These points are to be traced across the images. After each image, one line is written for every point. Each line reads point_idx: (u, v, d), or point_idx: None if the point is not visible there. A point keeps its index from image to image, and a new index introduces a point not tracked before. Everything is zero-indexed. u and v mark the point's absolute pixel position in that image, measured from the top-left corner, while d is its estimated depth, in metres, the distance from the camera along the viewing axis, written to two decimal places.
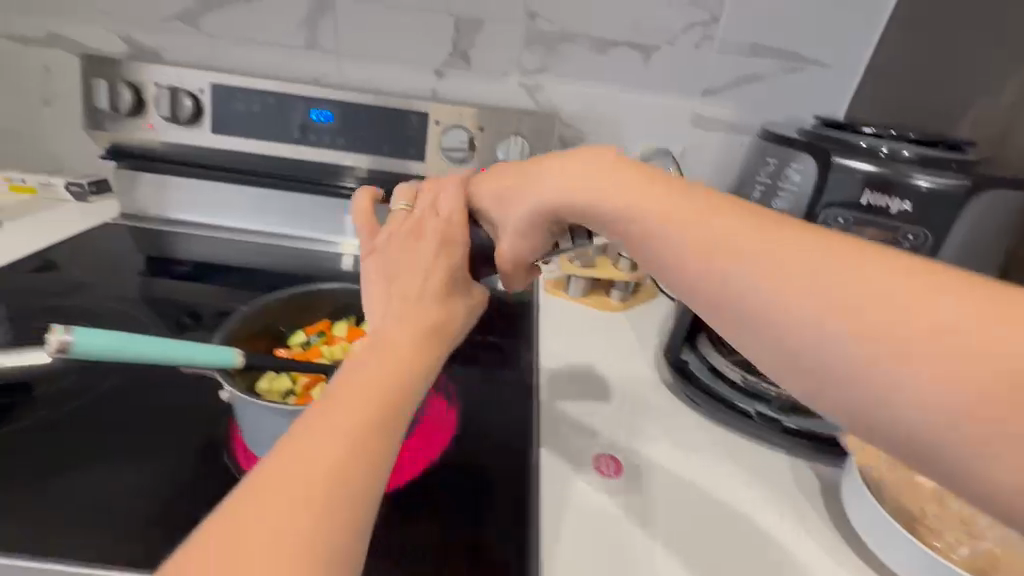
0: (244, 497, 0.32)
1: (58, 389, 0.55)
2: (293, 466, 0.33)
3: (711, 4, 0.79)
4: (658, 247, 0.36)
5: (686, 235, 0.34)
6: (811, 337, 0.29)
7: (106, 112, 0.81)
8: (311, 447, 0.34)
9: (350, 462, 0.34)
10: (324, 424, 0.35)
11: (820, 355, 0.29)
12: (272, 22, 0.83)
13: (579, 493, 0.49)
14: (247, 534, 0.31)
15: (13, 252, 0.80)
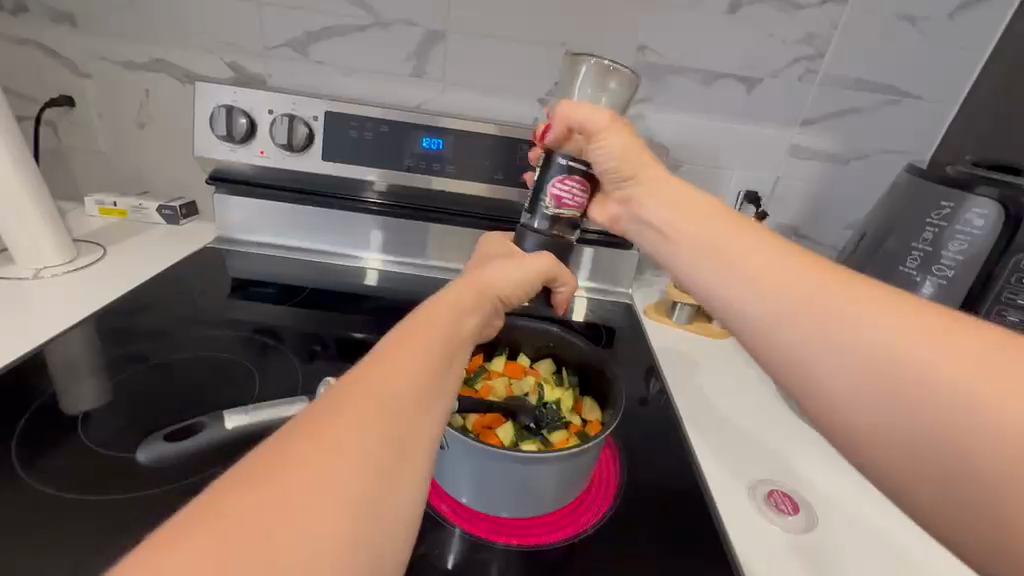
0: (285, 447, 0.29)
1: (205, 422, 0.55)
2: (352, 418, 0.31)
3: (819, 41, 0.81)
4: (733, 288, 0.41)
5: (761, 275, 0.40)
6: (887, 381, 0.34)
7: (220, 138, 0.82)
8: (369, 400, 0.32)
9: (408, 420, 0.32)
10: (380, 375, 0.33)
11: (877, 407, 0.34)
12: (382, 51, 0.84)
13: (768, 530, 0.51)
14: (301, 482, 0.28)
15: (126, 279, 0.80)
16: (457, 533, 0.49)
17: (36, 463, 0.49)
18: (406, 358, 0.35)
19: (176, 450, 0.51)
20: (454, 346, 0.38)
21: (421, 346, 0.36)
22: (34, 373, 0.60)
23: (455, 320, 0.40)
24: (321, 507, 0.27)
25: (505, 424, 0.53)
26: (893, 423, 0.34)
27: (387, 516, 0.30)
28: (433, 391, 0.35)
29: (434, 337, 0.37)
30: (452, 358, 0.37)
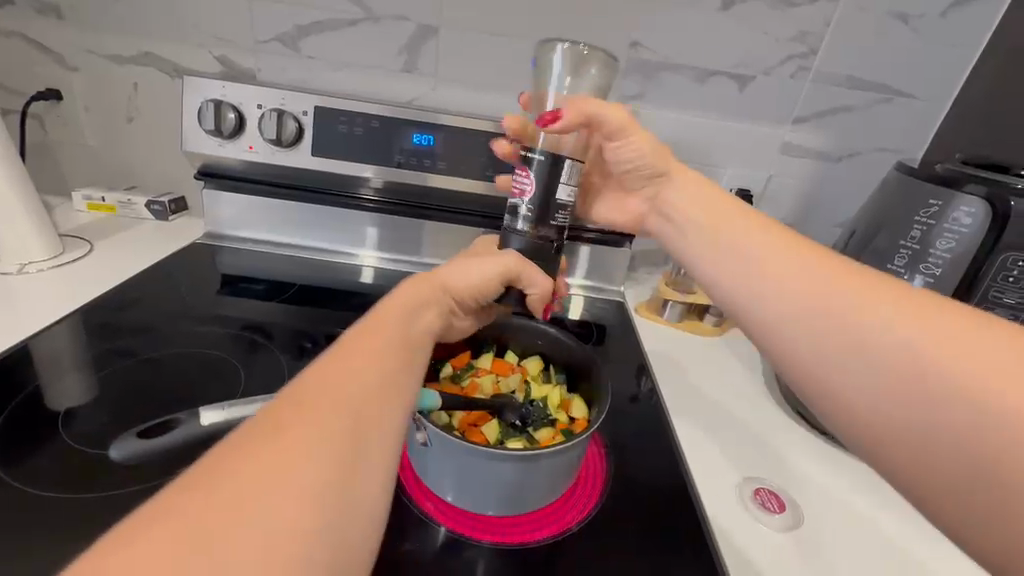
0: (237, 447, 0.29)
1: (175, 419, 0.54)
2: (306, 412, 0.31)
3: (811, 38, 0.81)
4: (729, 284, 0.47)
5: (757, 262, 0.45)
6: (877, 358, 0.38)
7: (208, 133, 0.81)
8: (323, 396, 0.32)
9: (364, 412, 0.33)
10: (331, 373, 0.34)
11: (835, 386, 0.40)
12: (373, 46, 0.83)
13: (753, 528, 0.51)
14: (254, 478, 0.27)
15: (112, 274, 0.79)
16: (442, 531, 0.49)
17: (17, 460, 0.49)
18: (359, 356, 0.35)
19: (151, 446, 0.49)
20: (409, 344, 0.39)
21: (374, 345, 0.37)
22: (20, 367, 0.60)
23: (407, 320, 0.41)
24: (273, 499, 0.27)
25: (491, 422, 0.53)
26: (886, 403, 0.37)
27: (346, 505, 0.29)
28: (389, 385, 0.35)
29: (387, 336, 0.38)
30: (408, 356, 0.38)
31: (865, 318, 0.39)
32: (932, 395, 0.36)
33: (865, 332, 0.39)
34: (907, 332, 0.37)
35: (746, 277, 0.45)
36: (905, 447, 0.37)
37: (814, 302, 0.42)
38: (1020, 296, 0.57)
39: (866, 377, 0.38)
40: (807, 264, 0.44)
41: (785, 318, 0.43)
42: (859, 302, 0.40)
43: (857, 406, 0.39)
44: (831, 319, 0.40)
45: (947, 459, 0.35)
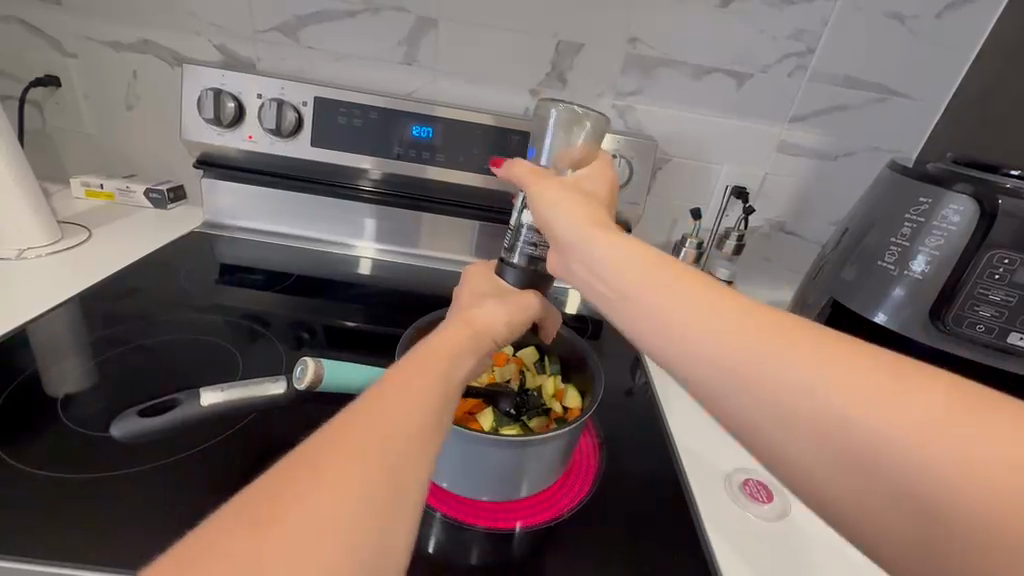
0: (290, 480, 0.30)
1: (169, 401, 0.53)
2: (353, 458, 0.31)
3: (808, 37, 0.82)
4: (656, 331, 0.38)
5: (674, 310, 0.37)
6: (851, 433, 0.30)
7: (207, 122, 0.81)
8: (371, 442, 0.32)
9: (405, 466, 0.32)
10: (379, 417, 0.33)
11: (811, 463, 0.31)
12: (373, 38, 0.84)
13: (741, 515, 0.52)
14: (300, 522, 0.28)
15: (110, 261, 0.80)
16: (438, 517, 0.50)
17: (15, 444, 0.49)
18: (403, 401, 0.35)
19: (144, 427, 0.50)
20: (449, 390, 0.38)
21: (417, 392, 0.36)
22: (18, 352, 0.60)
23: (448, 362, 0.40)
24: (315, 546, 0.28)
25: (485, 410, 0.54)
26: (843, 476, 0.30)
27: (382, 559, 0.30)
28: (429, 435, 0.35)
29: (430, 380, 0.37)
30: (447, 404, 0.37)
31: (788, 372, 0.32)
32: (884, 458, 0.29)
33: (790, 387, 0.32)
34: (841, 390, 0.31)
35: (655, 320, 0.38)
36: (863, 515, 0.30)
37: (734, 356, 0.34)
38: (1006, 293, 0.58)
39: (800, 441, 0.31)
40: (727, 311, 0.36)
41: (707, 374, 0.35)
42: (784, 357, 0.33)
43: (801, 468, 0.32)
44: (760, 378, 0.33)
45: (899, 521, 0.29)
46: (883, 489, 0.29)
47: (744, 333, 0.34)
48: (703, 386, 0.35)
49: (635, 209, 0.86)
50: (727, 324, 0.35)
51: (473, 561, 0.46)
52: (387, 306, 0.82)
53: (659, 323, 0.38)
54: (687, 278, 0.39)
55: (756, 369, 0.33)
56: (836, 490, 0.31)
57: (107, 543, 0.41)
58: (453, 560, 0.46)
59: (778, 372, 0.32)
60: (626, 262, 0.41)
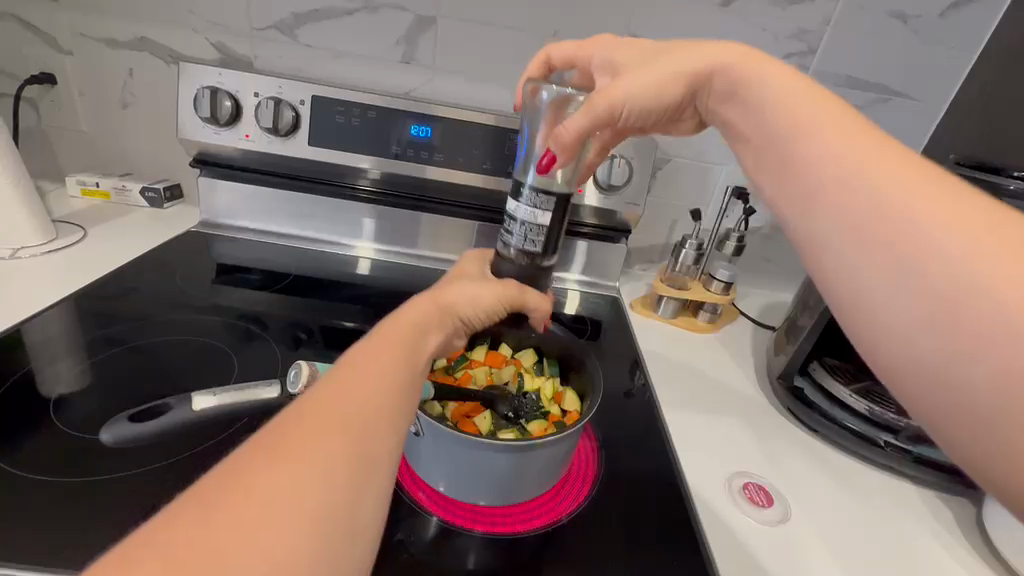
0: (248, 463, 0.30)
1: (161, 405, 0.52)
2: (314, 432, 0.31)
3: (810, 36, 0.81)
4: (802, 168, 0.36)
5: (823, 150, 0.35)
6: (963, 286, 0.29)
7: (204, 121, 0.81)
8: (332, 416, 0.32)
9: (369, 437, 0.33)
10: (341, 391, 0.34)
11: (909, 319, 0.31)
12: (372, 36, 0.83)
13: (745, 516, 0.52)
14: (262, 496, 0.28)
15: (105, 261, 0.79)
16: (434, 521, 0.49)
17: (8, 447, 0.48)
18: (366, 375, 0.36)
19: (137, 432, 0.49)
20: (415, 366, 0.39)
21: (381, 366, 0.37)
22: (11, 353, 0.59)
23: (415, 338, 0.41)
24: (278, 517, 0.28)
25: (483, 413, 0.54)
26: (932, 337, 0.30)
27: (350, 525, 0.30)
28: (394, 407, 0.36)
29: (395, 355, 0.38)
30: (412, 380, 0.38)
31: (935, 226, 0.30)
32: (985, 333, 0.28)
33: (918, 241, 0.31)
34: (982, 246, 0.29)
35: (798, 161, 0.36)
36: (938, 386, 0.30)
37: (876, 203, 0.32)
38: None
39: (907, 296, 0.31)
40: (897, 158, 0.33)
41: (832, 217, 0.34)
42: (937, 213, 0.31)
43: (892, 322, 0.32)
44: (893, 228, 0.31)
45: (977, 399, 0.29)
46: (970, 366, 0.29)
47: (911, 183, 0.32)
48: (821, 231, 0.35)
49: (635, 208, 0.86)
50: (888, 172, 0.33)
51: (472, 565, 0.46)
52: (385, 307, 0.81)
53: (803, 164, 0.36)
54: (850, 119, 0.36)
55: (892, 214, 0.32)
56: (922, 354, 0.30)
57: (101, 547, 0.41)
58: (451, 564, 0.45)
59: (917, 222, 0.31)
60: (796, 112, 0.37)
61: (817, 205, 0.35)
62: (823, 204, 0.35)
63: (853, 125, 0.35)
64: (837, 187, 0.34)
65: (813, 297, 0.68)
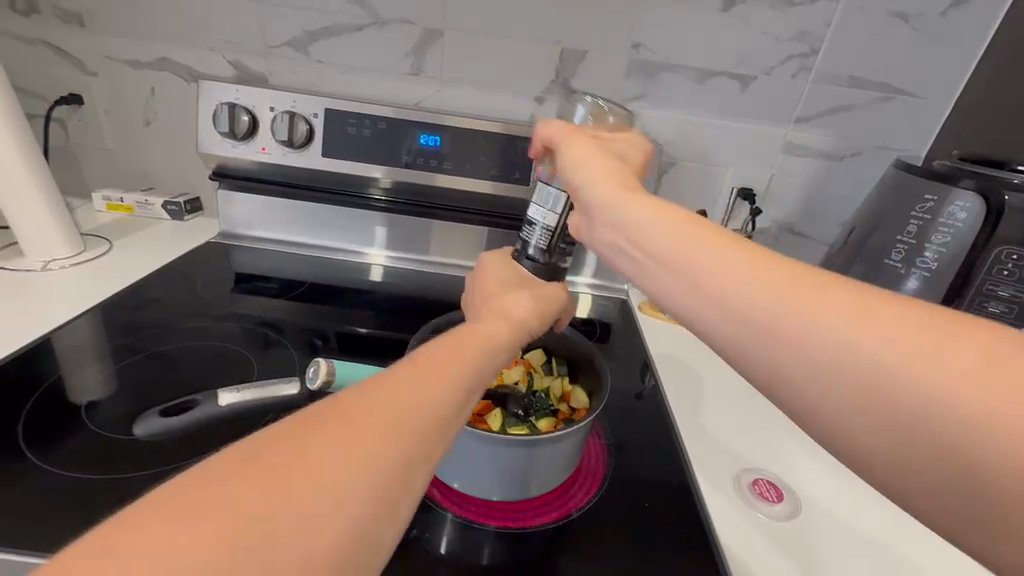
0: (304, 441, 0.28)
1: (190, 401, 0.56)
2: (358, 432, 0.29)
3: (811, 38, 0.82)
4: (698, 285, 0.36)
5: (706, 265, 0.36)
6: (881, 388, 0.29)
7: (222, 135, 0.84)
8: (391, 417, 0.31)
9: (414, 456, 0.31)
10: (392, 392, 0.32)
11: (852, 432, 0.30)
12: (381, 51, 0.86)
13: (753, 514, 0.52)
14: (313, 490, 0.27)
15: (129, 271, 0.82)
16: (450, 517, 0.50)
17: (45, 443, 0.51)
18: (420, 381, 0.33)
19: (167, 427, 0.53)
20: (481, 378, 0.37)
21: (447, 374, 0.35)
22: (44, 360, 0.62)
23: (485, 345, 0.40)
24: (321, 517, 0.26)
25: (493, 411, 0.55)
26: (880, 441, 0.29)
27: (381, 544, 0.29)
28: (452, 418, 0.34)
29: (460, 365, 0.36)
30: (476, 390, 0.37)
31: (821, 326, 0.31)
32: (913, 425, 0.28)
33: (820, 346, 0.31)
34: (886, 350, 0.29)
35: (691, 279, 0.37)
36: (896, 472, 0.29)
37: (764, 312, 0.33)
38: (1015, 289, 0.57)
39: (836, 396, 0.30)
40: (779, 271, 0.34)
41: (740, 334, 0.34)
42: (832, 314, 0.31)
43: (836, 423, 0.30)
44: (793, 333, 0.32)
45: (933, 470, 0.28)
46: (922, 450, 0.28)
47: (795, 293, 0.32)
48: (734, 345, 0.34)
49: None
50: (761, 284, 0.34)
51: (487, 561, 0.47)
52: (397, 312, 0.83)
53: (692, 293, 0.37)
54: (714, 232, 0.38)
55: (791, 319, 0.32)
56: (878, 447, 0.29)
57: None
58: (465, 560, 0.46)
59: (808, 332, 0.31)
60: (658, 225, 0.40)
61: (713, 324, 0.35)
62: (724, 322, 0.35)
63: (705, 239, 0.38)
64: (726, 302, 0.35)
65: None
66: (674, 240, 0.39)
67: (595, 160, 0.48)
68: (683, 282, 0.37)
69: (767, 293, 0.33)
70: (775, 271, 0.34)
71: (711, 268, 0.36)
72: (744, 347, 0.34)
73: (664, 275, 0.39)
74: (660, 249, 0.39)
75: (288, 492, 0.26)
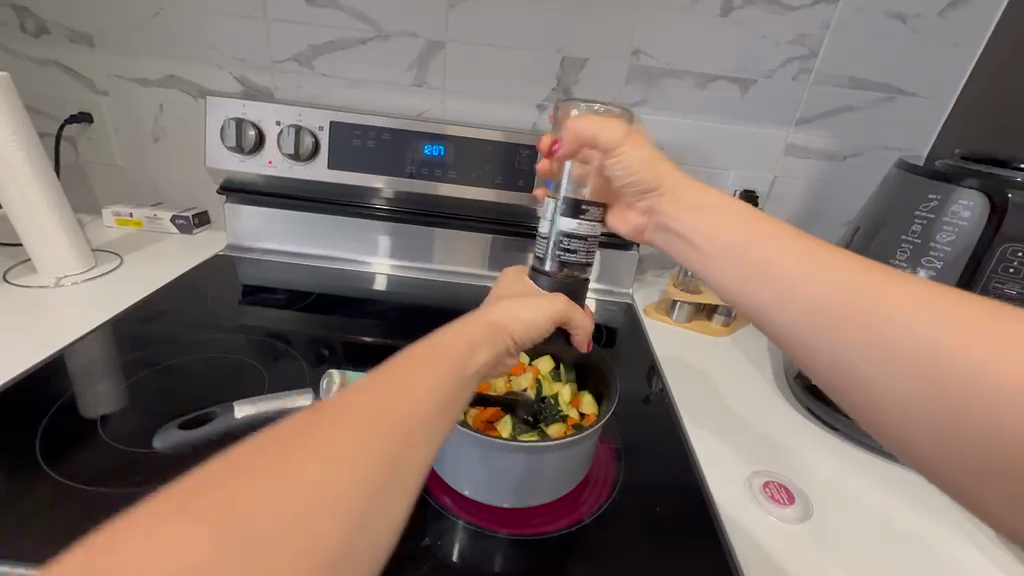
0: (283, 442, 0.31)
1: (207, 414, 0.58)
2: (322, 450, 0.31)
3: (810, 41, 0.82)
4: (766, 284, 0.43)
5: (780, 263, 0.43)
6: (937, 372, 0.34)
7: (230, 150, 0.85)
8: (368, 418, 0.33)
9: (383, 468, 0.32)
10: (358, 408, 0.33)
11: (905, 411, 0.36)
12: (384, 63, 0.87)
13: (765, 517, 0.52)
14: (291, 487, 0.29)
15: (139, 285, 0.83)
16: (462, 524, 0.51)
17: (61, 458, 0.52)
18: (383, 394, 0.34)
19: (185, 438, 0.54)
20: (461, 381, 0.39)
21: (428, 377, 0.37)
22: (59, 375, 0.63)
23: (467, 349, 0.41)
24: (299, 512, 0.28)
25: (503, 419, 0.55)
26: (934, 420, 0.35)
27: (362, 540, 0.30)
28: (433, 421, 0.35)
29: (440, 368, 0.38)
30: (459, 394, 0.38)
31: (891, 319, 0.37)
32: (967, 407, 0.33)
33: (890, 334, 0.37)
34: (948, 339, 0.35)
35: (763, 277, 0.43)
36: (952, 461, 0.34)
37: (836, 306, 0.39)
38: (1023, 287, 0.56)
39: (892, 380, 0.36)
40: (856, 277, 0.39)
41: (806, 325, 0.40)
42: (896, 306, 0.37)
43: (894, 403, 0.36)
44: (863, 323, 0.38)
45: (984, 446, 0.33)
46: (970, 429, 0.33)
47: (865, 287, 0.39)
48: (800, 335, 0.41)
49: None
50: (835, 281, 0.40)
51: (499, 568, 0.47)
52: (405, 320, 0.84)
53: (762, 288, 0.43)
54: (786, 235, 0.44)
55: (859, 309, 0.38)
56: (930, 426, 0.35)
57: None
58: (478, 567, 0.47)
59: (877, 322, 0.37)
60: (732, 231, 0.47)
61: (782, 316, 0.42)
62: (792, 315, 0.41)
63: (778, 241, 0.44)
64: (798, 298, 0.41)
65: None
66: (751, 242, 0.45)
67: (638, 157, 0.55)
68: (754, 281, 0.44)
69: (839, 289, 0.39)
70: (848, 273, 0.40)
71: (782, 269, 0.42)
72: (810, 336, 0.40)
73: (736, 274, 0.46)
74: (737, 252, 0.46)
75: (267, 488, 0.28)
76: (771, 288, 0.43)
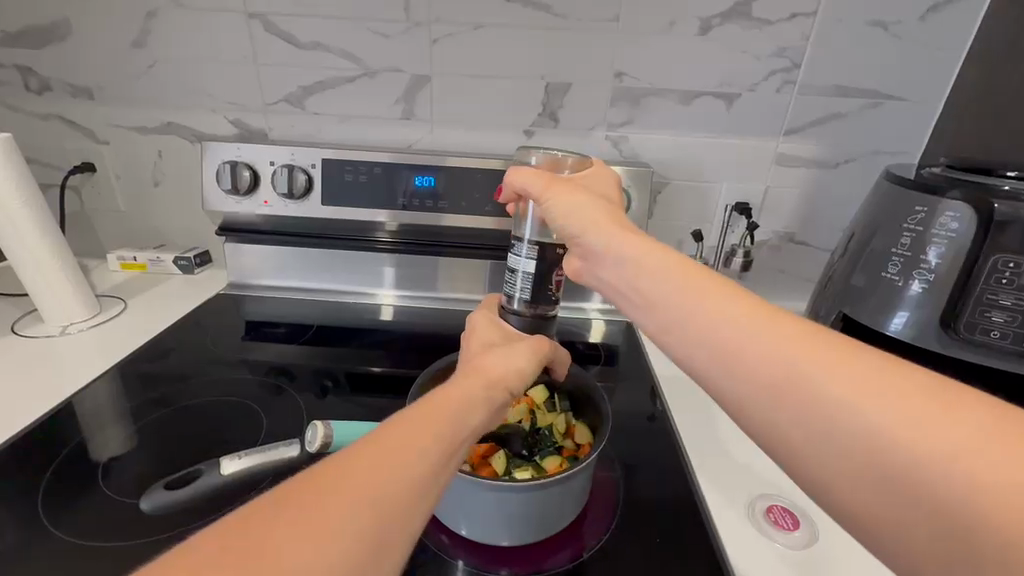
0: (277, 509, 0.31)
1: (195, 471, 0.56)
2: (335, 505, 0.32)
3: (792, 53, 0.83)
4: (693, 341, 0.40)
5: (704, 317, 0.39)
6: (878, 442, 0.31)
7: (226, 192, 0.87)
8: (359, 485, 0.33)
9: (378, 530, 0.32)
10: (356, 469, 0.34)
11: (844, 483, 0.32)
12: (373, 99, 0.89)
13: (769, 545, 0.50)
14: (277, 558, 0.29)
15: (144, 328, 0.85)
16: (461, 565, 0.50)
17: (63, 512, 0.53)
18: (388, 455, 0.35)
19: (173, 499, 0.53)
20: (455, 443, 0.39)
21: (420, 441, 0.37)
22: (62, 424, 0.64)
23: (463, 408, 0.41)
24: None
25: (498, 454, 0.54)
26: (874, 494, 0.31)
27: None
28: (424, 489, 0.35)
29: (437, 430, 0.38)
30: (451, 456, 0.38)
31: (828, 381, 0.33)
32: (908, 485, 0.30)
33: (826, 394, 0.33)
34: (884, 407, 0.31)
35: (691, 326, 0.40)
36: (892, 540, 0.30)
37: (768, 365, 0.36)
38: (1016, 297, 0.55)
39: (830, 448, 0.32)
40: (787, 333, 0.36)
41: (735, 382, 0.37)
42: (827, 369, 0.34)
43: (830, 479, 0.33)
44: (799, 386, 0.34)
45: (925, 528, 0.29)
46: (918, 510, 0.29)
47: (795, 345, 0.35)
48: (733, 394, 0.37)
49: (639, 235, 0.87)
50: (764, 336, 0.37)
51: None
52: (405, 349, 0.84)
53: (695, 344, 0.40)
54: (709, 284, 0.41)
55: (795, 376, 0.34)
56: (875, 504, 0.31)
57: None
58: None
59: (813, 382, 0.34)
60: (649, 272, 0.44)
61: (720, 375, 0.38)
62: (720, 369, 0.38)
63: (708, 289, 0.41)
64: (727, 355, 0.38)
65: (824, 307, 0.71)
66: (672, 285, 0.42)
67: (575, 208, 0.51)
68: (685, 332, 0.40)
69: (769, 343, 0.36)
70: (781, 331, 0.37)
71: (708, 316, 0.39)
72: (742, 397, 0.37)
73: (664, 327, 0.42)
74: (660, 301, 0.43)
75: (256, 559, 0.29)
76: (707, 342, 0.39)
